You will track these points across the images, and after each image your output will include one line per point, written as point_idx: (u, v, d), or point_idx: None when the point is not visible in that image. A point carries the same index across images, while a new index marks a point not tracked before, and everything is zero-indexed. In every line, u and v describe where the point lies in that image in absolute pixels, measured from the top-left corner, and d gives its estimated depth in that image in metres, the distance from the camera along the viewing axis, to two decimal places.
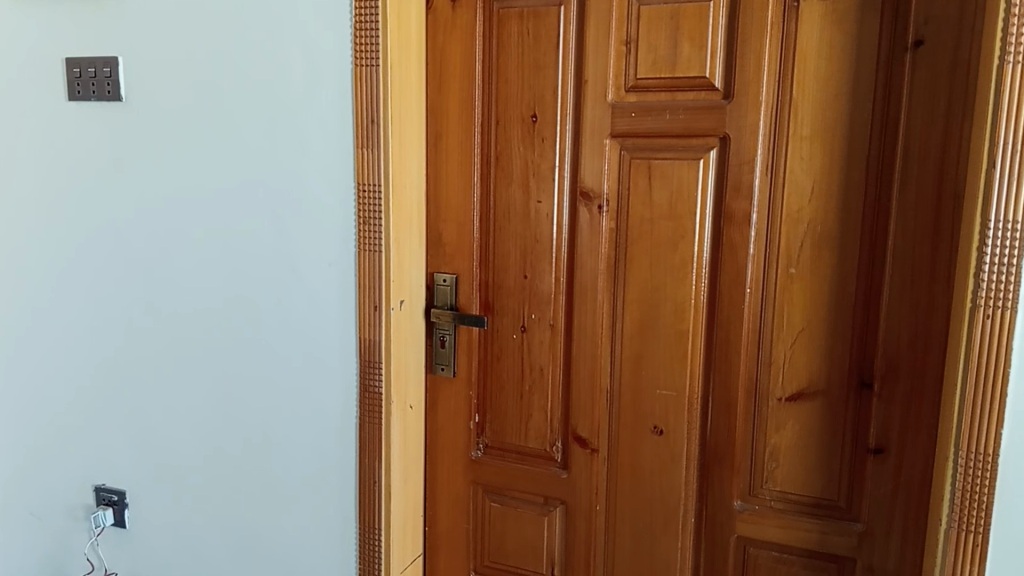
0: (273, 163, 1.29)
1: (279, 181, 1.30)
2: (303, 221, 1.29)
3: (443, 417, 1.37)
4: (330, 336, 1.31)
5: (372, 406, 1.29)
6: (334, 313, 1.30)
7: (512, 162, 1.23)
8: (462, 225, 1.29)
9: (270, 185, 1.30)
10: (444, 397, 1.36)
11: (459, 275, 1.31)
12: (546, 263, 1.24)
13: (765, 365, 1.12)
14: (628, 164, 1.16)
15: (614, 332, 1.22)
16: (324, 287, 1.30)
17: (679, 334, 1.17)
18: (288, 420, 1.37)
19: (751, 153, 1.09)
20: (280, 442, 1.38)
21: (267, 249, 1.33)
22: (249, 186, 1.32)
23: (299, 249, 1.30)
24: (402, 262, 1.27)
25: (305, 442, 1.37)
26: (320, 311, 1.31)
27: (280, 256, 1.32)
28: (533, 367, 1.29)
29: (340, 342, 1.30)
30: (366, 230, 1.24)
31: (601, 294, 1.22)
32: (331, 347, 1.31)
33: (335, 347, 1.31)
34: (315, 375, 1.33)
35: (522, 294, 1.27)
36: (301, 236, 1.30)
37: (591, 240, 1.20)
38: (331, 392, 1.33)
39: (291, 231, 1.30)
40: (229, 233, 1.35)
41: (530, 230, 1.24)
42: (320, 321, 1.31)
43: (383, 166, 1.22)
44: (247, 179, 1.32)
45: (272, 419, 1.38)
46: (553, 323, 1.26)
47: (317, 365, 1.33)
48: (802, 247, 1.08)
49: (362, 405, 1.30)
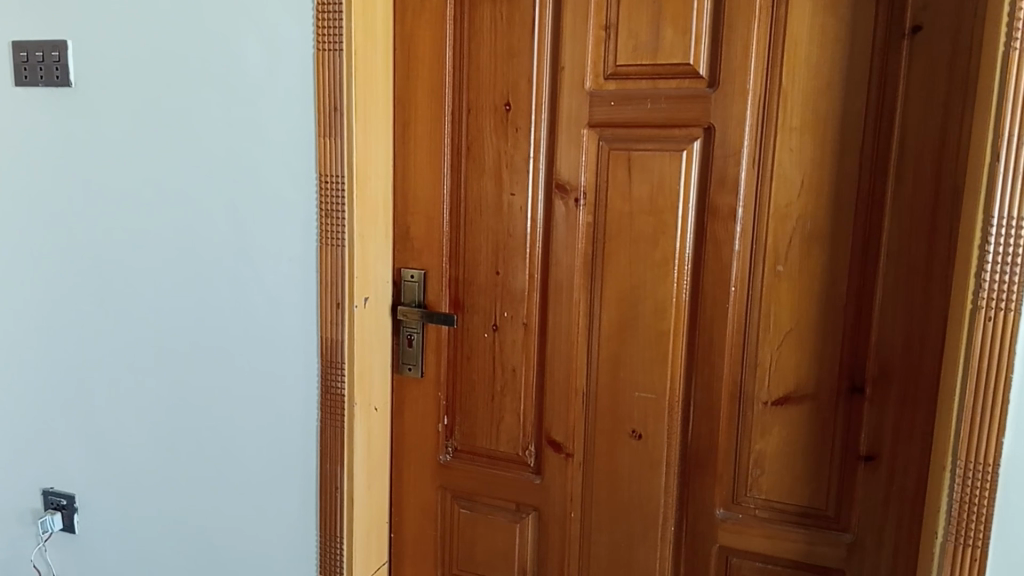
0: (230, 152, 1.21)
1: (236, 170, 1.22)
2: (262, 212, 1.21)
3: (410, 419, 1.31)
4: (290, 335, 1.24)
5: (334, 408, 1.22)
6: (295, 311, 1.23)
7: (484, 153, 1.17)
8: (431, 218, 1.22)
9: (227, 175, 1.22)
10: (411, 398, 1.30)
11: (427, 271, 1.24)
12: (520, 259, 1.18)
13: (750, 367, 1.07)
14: (607, 155, 1.10)
15: (591, 332, 1.16)
16: (284, 283, 1.22)
17: (660, 334, 1.11)
18: (246, 423, 1.30)
19: (737, 146, 1.03)
20: (238, 446, 1.31)
21: (224, 243, 1.25)
22: (204, 176, 1.24)
23: (258, 243, 1.23)
24: (366, 256, 1.19)
25: (263, 447, 1.29)
26: (279, 308, 1.23)
27: (238, 250, 1.24)
28: (505, 369, 1.22)
29: (301, 341, 1.23)
30: (328, 223, 1.17)
31: (578, 292, 1.16)
32: (292, 347, 1.24)
33: (297, 347, 1.24)
34: (274, 376, 1.26)
35: (493, 292, 1.21)
36: (260, 228, 1.22)
37: (568, 235, 1.14)
38: (292, 393, 1.25)
39: (249, 223, 1.23)
40: (184, 225, 1.27)
41: (503, 223, 1.18)
42: (280, 319, 1.24)
43: (347, 155, 1.15)
44: (203, 168, 1.24)
45: (229, 421, 1.31)
46: (526, 321, 1.20)
47: (277, 366, 1.26)
48: (790, 243, 1.03)
49: (324, 408, 1.23)
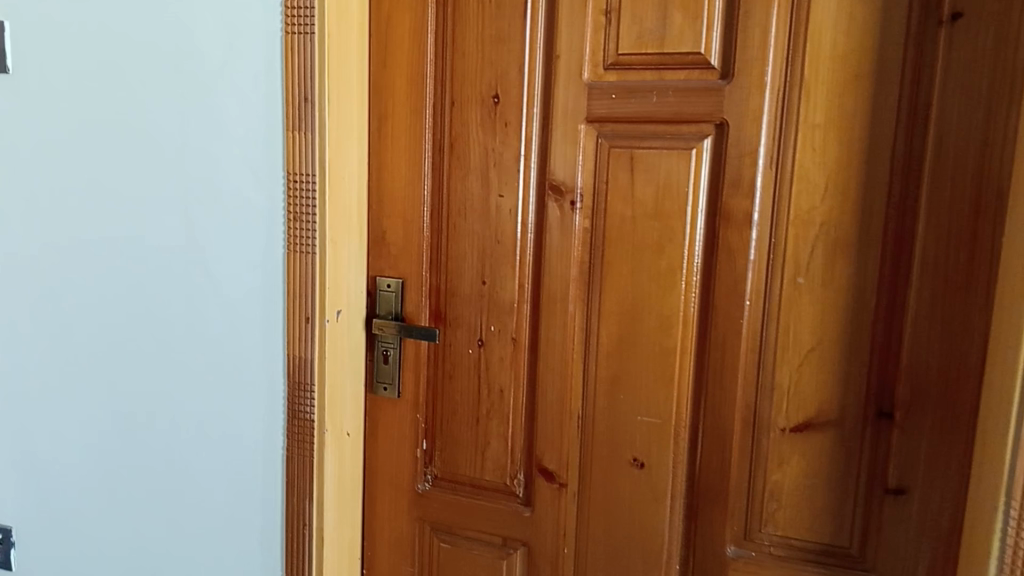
0: (185, 147, 1.09)
1: (191, 167, 1.09)
2: (222, 215, 1.09)
3: (384, 443, 1.19)
4: (252, 351, 1.11)
5: (303, 433, 1.10)
6: (257, 325, 1.10)
7: (470, 150, 1.05)
8: (409, 222, 1.10)
9: (179, 173, 1.10)
10: (387, 420, 1.18)
11: (405, 281, 1.12)
12: (509, 268, 1.07)
13: (767, 390, 0.98)
14: (607, 153, 0.99)
15: (587, 349, 1.05)
16: (246, 293, 1.10)
17: (665, 351, 1.01)
18: (199, 448, 1.17)
19: (754, 143, 0.92)
20: (193, 473, 1.18)
21: (177, 248, 1.12)
22: (157, 174, 1.11)
23: (217, 249, 1.10)
24: (339, 265, 1.07)
25: (219, 474, 1.17)
26: (241, 322, 1.11)
27: (193, 256, 1.12)
28: (491, 389, 1.11)
29: (264, 358, 1.11)
30: (296, 228, 1.05)
31: (573, 305, 1.05)
32: (255, 364, 1.12)
33: (260, 365, 1.11)
34: (235, 397, 1.14)
35: (479, 304, 1.09)
36: (218, 232, 1.10)
37: (562, 242, 1.03)
38: (254, 416, 1.13)
39: (206, 227, 1.10)
40: (132, 228, 1.14)
41: (490, 229, 1.06)
42: (241, 334, 1.11)
43: (318, 152, 1.03)
44: (154, 165, 1.11)
45: (180, 446, 1.18)
46: (515, 336, 1.08)
47: (238, 384, 1.13)
48: (812, 252, 0.93)
49: (291, 433, 1.11)
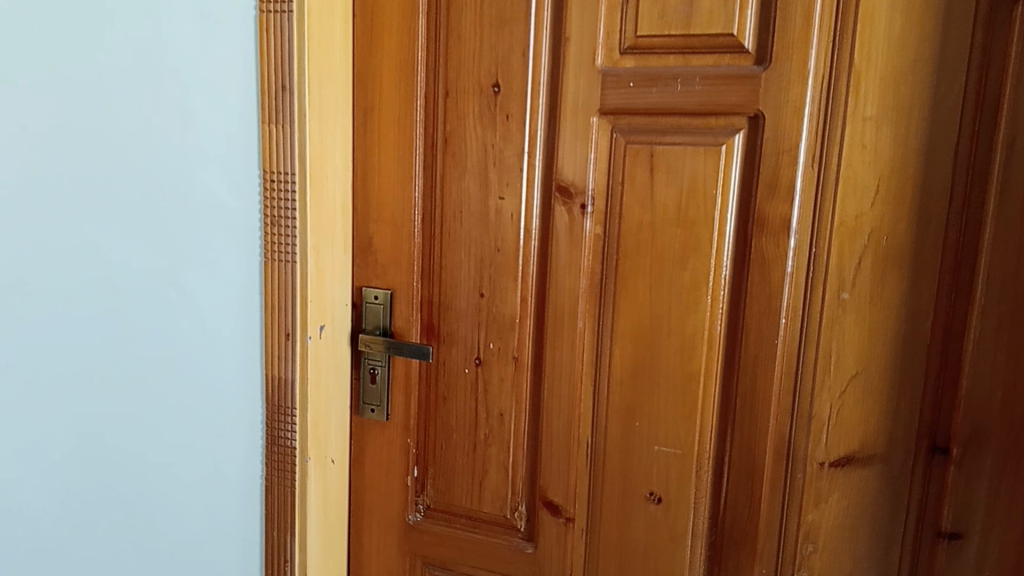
0: (149, 147, 0.95)
1: (156, 170, 0.95)
2: (191, 222, 0.96)
3: (372, 470, 1.07)
4: (228, 374, 0.99)
5: (284, 464, 0.97)
6: (234, 345, 0.97)
7: (467, 147, 0.93)
8: (399, 227, 0.97)
9: (151, 171, 0.95)
10: (374, 445, 1.06)
11: (394, 292, 1.00)
12: (511, 280, 0.95)
13: (803, 421, 0.87)
14: (623, 150, 0.87)
15: (599, 370, 0.94)
16: (220, 310, 0.97)
17: (687, 375, 0.90)
18: (176, 481, 1.03)
19: (793, 140, 0.80)
20: (170, 513, 1.03)
21: (142, 265, 0.97)
22: (116, 182, 0.95)
23: (188, 261, 0.97)
24: (324, 275, 0.94)
25: (199, 508, 1.03)
26: (215, 343, 0.98)
27: (160, 272, 0.97)
28: (491, 414, 0.99)
29: (242, 381, 0.98)
30: (275, 233, 0.92)
31: (582, 322, 0.93)
32: (232, 389, 0.99)
33: (237, 390, 0.99)
34: (210, 427, 1.01)
35: (477, 319, 0.97)
36: (189, 243, 0.96)
37: (571, 251, 0.91)
38: (232, 446, 1.00)
39: (175, 237, 0.96)
40: (84, 249, 0.96)
41: (490, 236, 0.94)
42: (216, 355, 0.99)
43: (298, 147, 0.90)
44: (112, 172, 0.95)
45: (156, 480, 1.03)
46: (517, 356, 0.97)
47: (213, 413, 1.00)
48: (859, 267, 0.82)
49: (271, 462, 0.98)
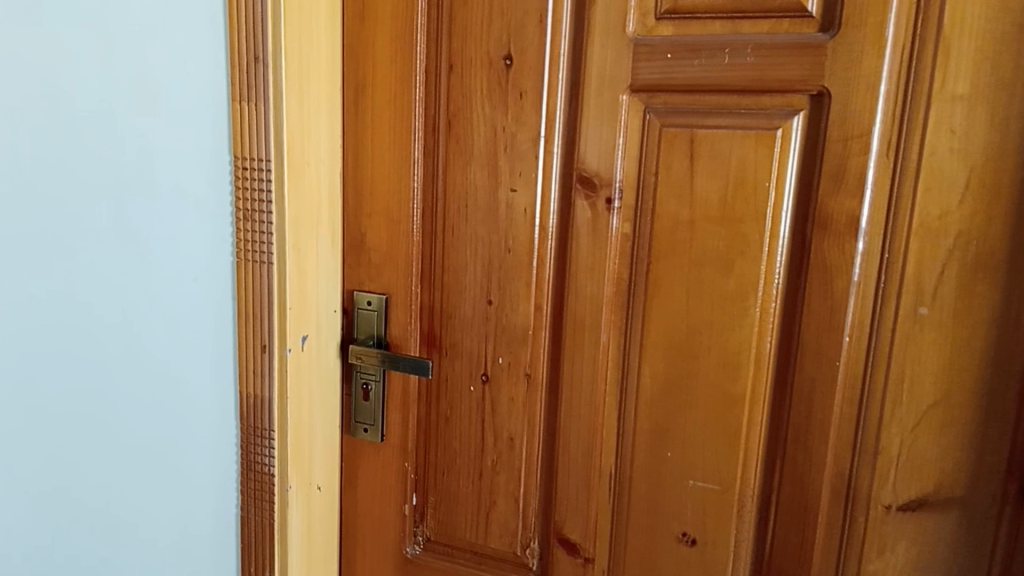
0: (113, 139, 0.78)
1: (122, 164, 0.79)
2: (157, 214, 0.81)
3: (363, 496, 0.95)
4: (196, 386, 0.86)
5: (261, 492, 0.81)
6: (203, 352, 0.85)
7: (474, 130, 0.80)
8: (395, 223, 0.84)
9: (120, 162, 0.79)
10: (367, 469, 0.93)
11: (390, 298, 0.86)
12: (523, 285, 0.82)
13: (867, 457, 0.74)
14: (658, 134, 0.74)
15: (625, 392, 0.80)
16: (186, 312, 0.84)
17: (728, 399, 0.77)
18: (147, 514, 0.87)
19: (864, 123, 0.67)
20: (141, 548, 0.88)
21: (111, 279, 0.81)
22: (73, 182, 0.77)
23: (152, 262, 0.82)
24: (305, 278, 0.79)
25: (170, 538, 0.89)
26: (180, 350, 0.85)
27: (130, 283, 0.82)
28: (500, 437, 0.86)
29: (214, 392, 0.87)
30: (247, 232, 0.77)
31: (606, 335, 0.80)
32: (201, 404, 0.87)
33: (206, 402, 0.87)
34: (175, 448, 0.87)
35: (485, 329, 0.84)
36: (153, 240, 0.81)
37: (594, 253, 0.78)
38: (202, 464, 0.89)
39: (141, 239, 0.81)
40: (51, 276, 0.78)
41: (500, 234, 0.81)
42: (181, 365, 0.86)
43: (274, 129, 0.75)
44: (73, 176, 0.77)
45: (132, 519, 0.87)
46: (530, 373, 0.84)
47: (180, 432, 0.87)
48: (942, 276, 0.68)
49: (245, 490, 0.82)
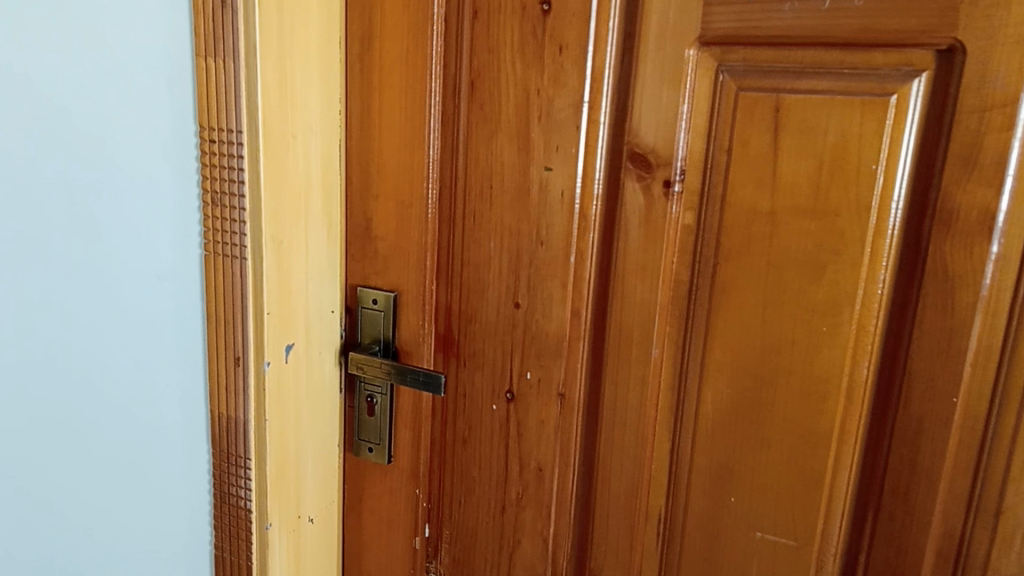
0: (82, 116, 0.63)
1: (98, 142, 0.64)
2: (118, 199, 0.66)
3: (362, 532, 0.78)
4: (165, 404, 0.72)
5: (237, 528, 0.69)
6: (170, 366, 0.71)
7: (502, 93, 0.66)
8: (405, 206, 0.70)
9: (109, 151, 0.65)
10: (369, 499, 0.77)
11: (399, 296, 0.72)
12: (558, 287, 0.67)
13: (988, 519, 0.59)
14: (735, 101, 0.59)
15: (682, 419, 0.66)
16: (150, 316, 0.70)
17: (810, 438, 0.63)
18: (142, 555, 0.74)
19: (1008, 88, 0.52)
20: None
21: (97, 281, 0.67)
22: (71, 175, 0.64)
23: (125, 259, 0.67)
24: (288, 276, 0.66)
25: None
26: (146, 361, 0.70)
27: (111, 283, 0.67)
28: (526, 468, 0.71)
29: (184, 413, 0.73)
30: (218, 219, 0.64)
31: (659, 350, 0.66)
32: (177, 428, 0.73)
33: (176, 424, 0.73)
34: (160, 478, 0.73)
35: (511, 338, 0.69)
36: (123, 231, 0.67)
37: (648, 249, 0.64)
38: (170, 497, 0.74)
39: (116, 235, 0.67)
40: (47, 283, 0.64)
41: (533, 223, 0.67)
42: (148, 379, 0.71)
43: (246, 93, 0.61)
44: (59, 173, 0.63)
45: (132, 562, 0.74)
46: (564, 394, 0.69)
47: (147, 458, 0.72)
48: None
49: (221, 526, 0.70)
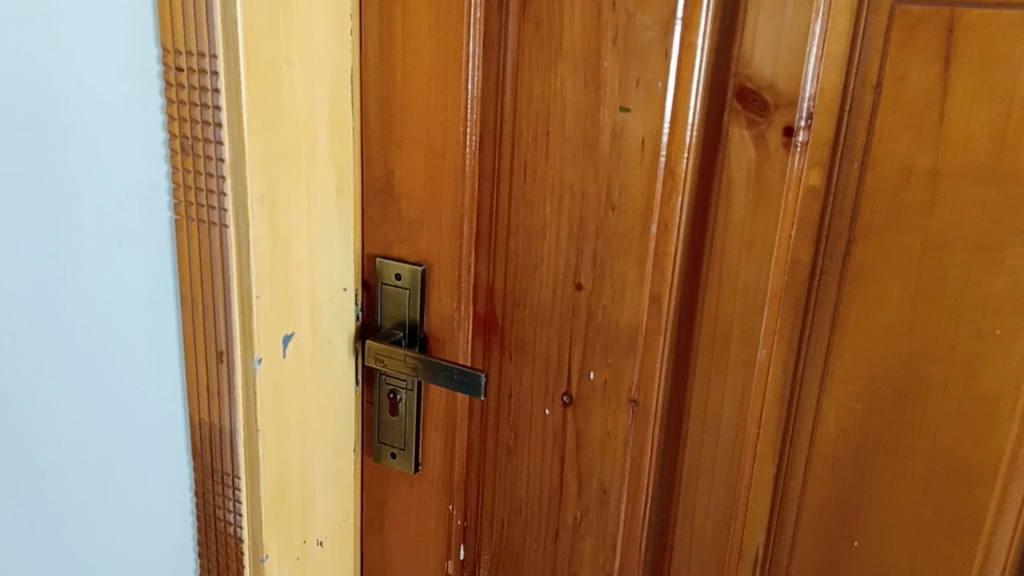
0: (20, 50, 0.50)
1: (39, 170, 0.52)
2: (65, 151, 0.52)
3: (378, 555, 0.63)
4: (135, 414, 0.59)
5: (228, 559, 0.58)
6: (141, 387, 0.59)
7: (565, 7, 0.50)
8: (437, 155, 0.54)
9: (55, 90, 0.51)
10: (388, 517, 0.62)
11: (429, 271, 0.57)
12: (634, 265, 0.52)
13: None
14: (891, 17, 0.44)
15: (791, 453, 0.52)
16: (112, 350, 0.57)
17: (965, 473, 0.48)
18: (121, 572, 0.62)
19: None
20: None
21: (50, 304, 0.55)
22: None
23: (80, 225, 0.54)
24: (286, 248, 0.52)
25: None
26: (105, 350, 0.57)
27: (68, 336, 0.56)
28: (586, 489, 0.56)
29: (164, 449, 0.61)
30: (192, 171, 0.51)
31: (765, 350, 0.51)
32: (151, 427, 0.60)
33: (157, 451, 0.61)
34: (133, 488, 0.61)
35: (570, 327, 0.54)
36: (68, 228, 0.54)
37: (758, 218, 0.49)
38: (141, 556, 0.63)
39: (68, 198, 0.53)
40: None
41: (601, 181, 0.52)
42: (115, 385, 0.58)
43: (221, 7, 0.47)
44: None
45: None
46: (637, 401, 0.54)
47: (120, 464, 0.60)
48: None
49: (208, 553, 0.59)
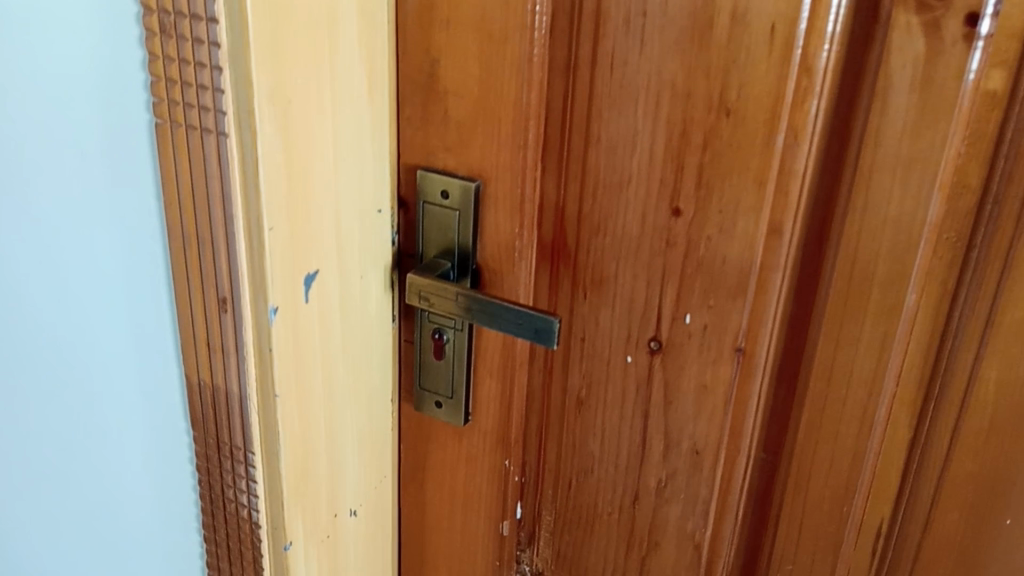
0: None
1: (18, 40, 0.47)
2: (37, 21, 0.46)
3: (422, 510, 0.55)
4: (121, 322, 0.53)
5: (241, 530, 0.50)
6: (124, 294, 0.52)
7: None
8: (490, 40, 0.42)
9: None
10: (433, 470, 0.53)
11: (484, 188, 0.45)
12: (751, 186, 0.41)
13: None
14: None
15: (933, 420, 0.43)
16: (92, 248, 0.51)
17: None
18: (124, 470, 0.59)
19: None
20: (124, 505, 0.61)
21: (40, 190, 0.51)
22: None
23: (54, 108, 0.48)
24: (304, 167, 0.41)
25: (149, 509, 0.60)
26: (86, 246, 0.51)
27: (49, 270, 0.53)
28: (674, 451, 0.47)
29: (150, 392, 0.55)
30: (179, 63, 0.39)
31: (916, 296, 0.40)
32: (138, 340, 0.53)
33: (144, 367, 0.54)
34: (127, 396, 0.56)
35: (663, 261, 0.44)
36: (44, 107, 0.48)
37: (924, 132, 0.37)
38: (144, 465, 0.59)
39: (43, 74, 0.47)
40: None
41: (713, 80, 0.39)
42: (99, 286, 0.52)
43: None
44: None
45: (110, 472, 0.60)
46: (743, 350, 0.44)
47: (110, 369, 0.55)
48: None
49: (215, 521, 0.52)
